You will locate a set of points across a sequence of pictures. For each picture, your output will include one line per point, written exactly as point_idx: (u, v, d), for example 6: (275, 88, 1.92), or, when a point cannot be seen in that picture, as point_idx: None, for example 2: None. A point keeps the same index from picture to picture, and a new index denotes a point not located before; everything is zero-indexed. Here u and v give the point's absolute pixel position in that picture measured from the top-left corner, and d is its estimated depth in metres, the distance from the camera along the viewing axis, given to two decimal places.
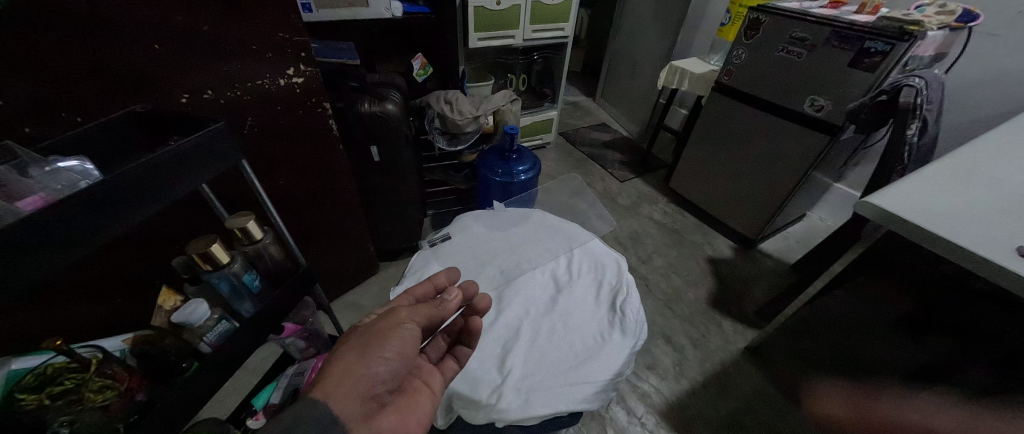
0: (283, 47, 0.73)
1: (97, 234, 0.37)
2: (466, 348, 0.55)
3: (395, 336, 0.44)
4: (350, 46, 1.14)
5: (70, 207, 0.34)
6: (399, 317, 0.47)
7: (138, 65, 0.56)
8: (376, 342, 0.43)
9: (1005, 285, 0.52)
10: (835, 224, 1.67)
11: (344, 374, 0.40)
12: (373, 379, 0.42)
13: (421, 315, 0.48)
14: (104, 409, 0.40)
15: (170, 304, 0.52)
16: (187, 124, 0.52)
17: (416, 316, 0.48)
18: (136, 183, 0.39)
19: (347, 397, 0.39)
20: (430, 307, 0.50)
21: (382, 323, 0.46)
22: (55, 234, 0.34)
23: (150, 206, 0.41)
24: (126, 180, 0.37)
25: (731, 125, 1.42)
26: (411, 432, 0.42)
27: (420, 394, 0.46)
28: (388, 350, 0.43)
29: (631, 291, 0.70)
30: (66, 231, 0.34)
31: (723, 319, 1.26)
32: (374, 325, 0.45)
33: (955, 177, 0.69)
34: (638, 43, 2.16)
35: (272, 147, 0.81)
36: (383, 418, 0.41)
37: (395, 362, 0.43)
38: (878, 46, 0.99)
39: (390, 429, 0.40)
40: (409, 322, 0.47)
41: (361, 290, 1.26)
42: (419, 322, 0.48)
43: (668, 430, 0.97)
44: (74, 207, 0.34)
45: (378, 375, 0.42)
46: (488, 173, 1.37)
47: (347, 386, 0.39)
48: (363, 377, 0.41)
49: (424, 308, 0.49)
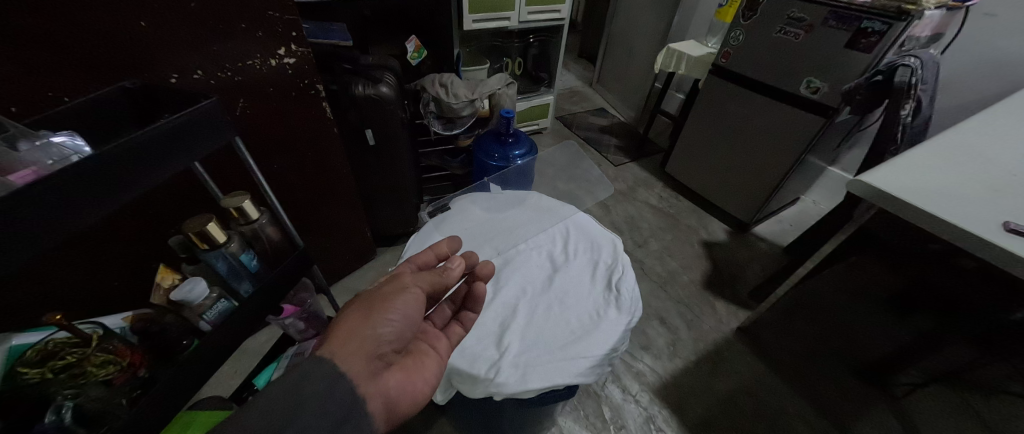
0: (274, 25, 0.71)
1: (95, 210, 0.36)
2: (472, 313, 0.60)
3: (401, 299, 0.47)
4: (341, 26, 1.11)
5: (59, 182, 0.33)
6: (404, 282, 0.49)
7: (126, 43, 0.55)
8: (381, 306, 0.45)
9: (992, 258, 0.54)
10: (828, 208, 1.70)
11: (349, 333, 0.42)
12: (379, 340, 0.43)
13: (425, 280, 0.51)
14: (107, 383, 0.42)
15: (168, 282, 0.51)
16: (179, 101, 0.51)
17: (420, 281, 0.51)
18: (130, 158, 0.38)
19: (351, 355, 0.40)
20: (433, 274, 0.53)
21: (387, 288, 0.48)
22: (51, 209, 0.33)
23: (146, 182, 0.40)
24: (116, 154, 0.37)
25: (727, 108, 1.43)
26: (417, 389, 0.44)
27: (427, 355, 0.48)
28: (393, 313, 0.45)
29: (625, 270, 0.71)
30: (61, 205, 0.34)
31: (717, 301, 1.28)
32: (378, 289, 0.47)
33: (943, 155, 0.70)
34: (635, 26, 2.14)
35: (266, 130, 0.80)
36: (390, 376, 0.42)
37: (400, 324, 0.45)
38: (875, 26, 0.99)
39: (395, 385, 0.42)
40: (414, 287, 0.49)
41: (358, 275, 1.27)
42: (423, 287, 0.50)
43: (661, 406, 1.00)
44: (64, 183, 0.33)
45: (382, 336, 0.44)
46: (484, 157, 1.37)
47: (353, 345, 0.41)
48: (369, 337, 0.42)
49: (428, 274, 0.52)
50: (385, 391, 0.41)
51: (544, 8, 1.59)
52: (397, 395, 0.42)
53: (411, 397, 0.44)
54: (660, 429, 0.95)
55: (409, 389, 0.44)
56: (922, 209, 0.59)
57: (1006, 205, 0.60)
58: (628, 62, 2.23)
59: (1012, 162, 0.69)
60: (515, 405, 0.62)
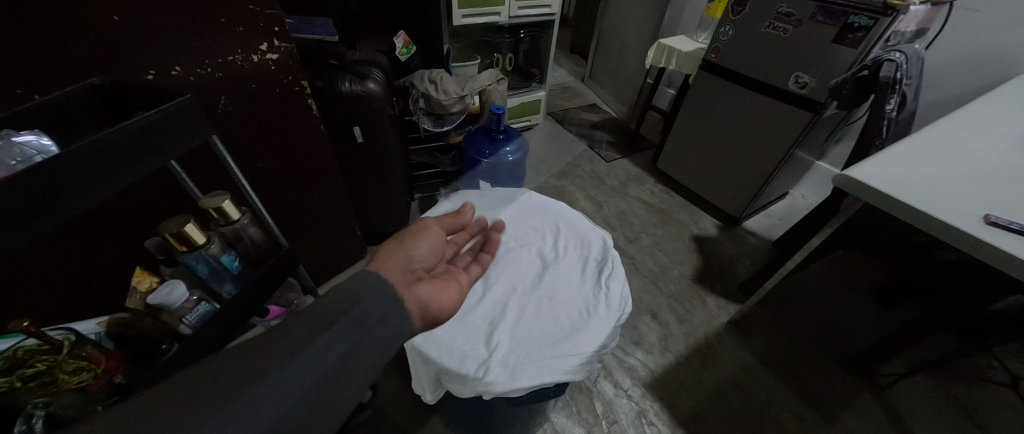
0: (255, 20, 0.69)
1: (65, 210, 0.35)
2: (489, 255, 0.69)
3: (421, 236, 0.58)
4: (327, 21, 1.08)
5: (27, 180, 0.32)
6: (425, 225, 0.61)
7: (99, 38, 0.53)
8: (409, 239, 0.56)
9: (971, 251, 0.55)
10: (816, 202, 1.72)
11: (386, 257, 0.51)
12: (410, 261, 0.53)
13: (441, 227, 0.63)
14: (81, 391, 0.40)
15: (145, 285, 0.50)
16: (152, 98, 0.49)
17: (438, 228, 0.62)
18: (104, 155, 0.37)
19: (390, 267, 0.49)
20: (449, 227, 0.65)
21: (412, 230, 0.59)
22: (19, 207, 0.32)
23: (118, 182, 0.39)
24: (88, 151, 0.35)
25: (717, 103, 1.43)
26: (445, 302, 0.51)
27: (454, 281, 0.55)
28: (417, 244, 0.56)
29: (615, 266, 0.72)
30: (31, 203, 0.32)
31: (708, 295, 1.29)
32: (407, 231, 0.59)
33: (927, 149, 0.71)
34: (627, 21, 2.13)
35: (247, 127, 0.78)
36: (423, 288, 0.49)
37: (423, 252, 0.56)
38: (862, 21, 1.00)
39: (427, 295, 0.48)
40: (432, 228, 0.61)
41: (348, 274, 1.26)
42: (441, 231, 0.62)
43: (653, 400, 1.00)
44: (34, 180, 0.32)
45: (413, 260, 0.53)
46: (475, 154, 1.35)
47: (390, 262, 0.50)
48: (401, 259, 0.52)
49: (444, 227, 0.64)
50: (419, 297, 0.47)
51: (534, 3, 1.57)
52: (431, 302, 0.49)
53: (441, 307, 0.50)
54: (651, 423, 0.96)
55: (439, 302, 0.50)
56: (903, 202, 0.60)
57: (987, 198, 0.61)
58: (619, 58, 2.23)
59: (992, 156, 0.70)
60: (505, 403, 0.62)
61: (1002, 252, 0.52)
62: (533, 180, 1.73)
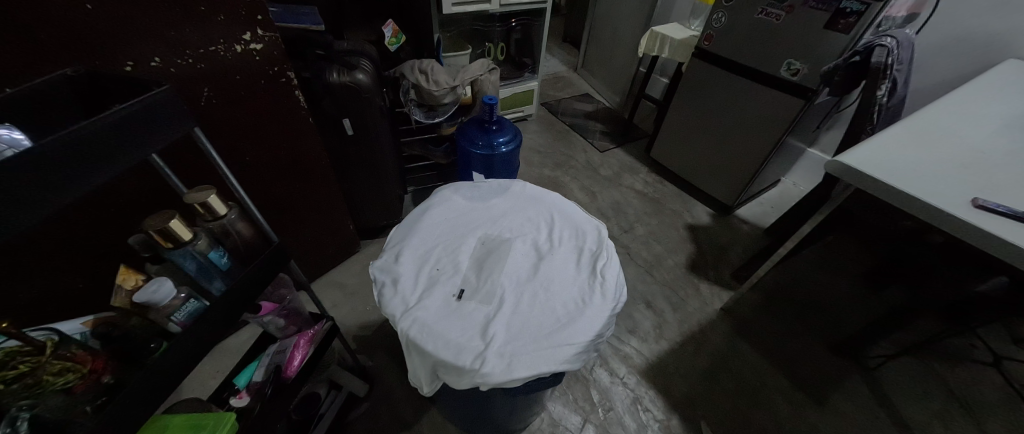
0: (237, 9, 0.66)
1: (59, 194, 0.34)
2: None
3: None
4: (312, 10, 1.05)
5: (28, 162, 0.32)
6: None
7: (73, 27, 0.51)
8: None
9: (956, 233, 0.56)
10: (807, 189, 1.74)
11: None
12: None
13: None
14: (67, 392, 0.40)
15: (130, 283, 0.48)
16: (131, 90, 0.48)
17: None
18: (98, 142, 0.37)
19: None
20: None
21: None
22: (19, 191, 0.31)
23: (111, 169, 0.38)
24: (82, 136, 0.35)
25: (710, 92, 1.43)
26: None
27: None
28: None
29: (610, 256, 0.72)
30: (28, 186, 0.32)
31: (701, 283, 1.30)
32: None
33: (913, 134, 0.72)
34: (619, 10, 2.11)
35: (232, 120, 0.75)
36: None
37: None
38: (853, 6, 1.00)
39: None
40: None
41: (342, 270, 1.25)
42: None
43: (647, 386, 1.02)
44: (33, 164, 0.32)
45: None
46: (468, 146, 1.33)
47: None
48: None
49: None
50: None
51: None
52: None
53: None
54: (647, 409, 0.97)
55: None
56: (891, 186, 0.60)
57: (975, 180, 0.62)
58: (613, 47, 2.20)
59: (979, 140, 0.71)
60: (501, 394, 0.62)
61: (990, 236, 0.53)
62: (527, 171, 1.72)
